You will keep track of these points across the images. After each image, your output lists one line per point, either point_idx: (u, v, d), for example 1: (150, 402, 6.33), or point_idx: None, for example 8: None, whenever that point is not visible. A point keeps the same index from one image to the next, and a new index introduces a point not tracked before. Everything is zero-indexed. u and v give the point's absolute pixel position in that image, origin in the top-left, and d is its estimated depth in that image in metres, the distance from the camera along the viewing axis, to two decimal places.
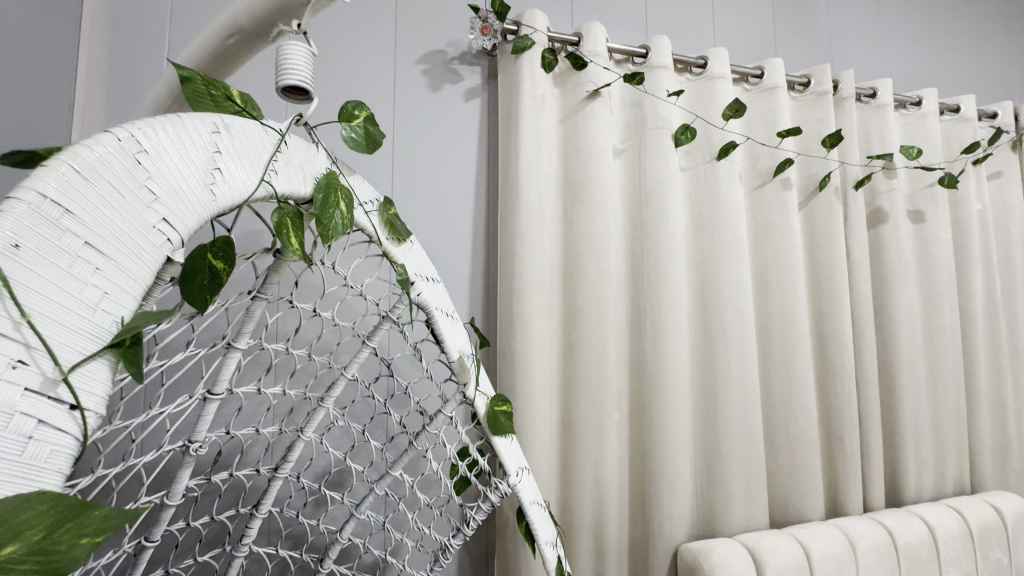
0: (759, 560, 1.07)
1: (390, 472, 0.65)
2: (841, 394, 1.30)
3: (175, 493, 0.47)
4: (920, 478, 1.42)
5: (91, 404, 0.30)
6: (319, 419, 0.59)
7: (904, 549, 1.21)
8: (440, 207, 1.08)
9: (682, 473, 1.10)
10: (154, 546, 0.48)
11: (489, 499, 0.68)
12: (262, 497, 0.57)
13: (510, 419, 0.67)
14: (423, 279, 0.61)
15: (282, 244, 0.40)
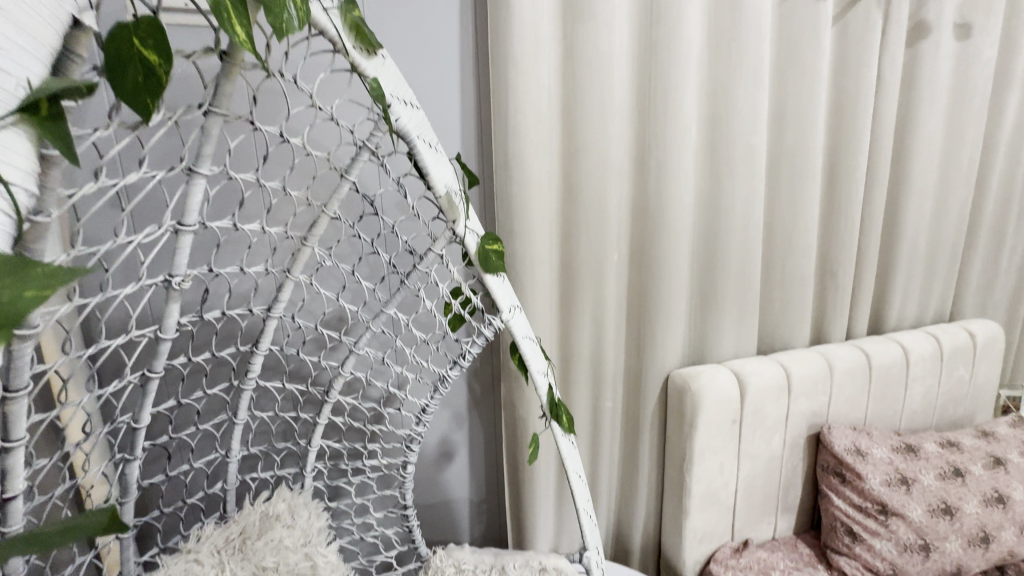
0: (743, 380, 1.17)
1: (383, 309, 0.67)
2: (843, 231, 1.29)
3: (167, 328, 0.48)
4: (904, 308, 1.48)
5: (11, 175, 0.33)
6: (304, 259, 0.58)
7: (878, 369, 1.32)
8: (420, 32, 0.94)
9: (677, 308, 1.14)
10: (160, 376, 0.51)
11: (483, 335, 0.70)
12: (260, 337, 0.61)
13: (500, 259, 0.66)
14: (400, 102, 0.54)
15: (226, 36, 0.33)
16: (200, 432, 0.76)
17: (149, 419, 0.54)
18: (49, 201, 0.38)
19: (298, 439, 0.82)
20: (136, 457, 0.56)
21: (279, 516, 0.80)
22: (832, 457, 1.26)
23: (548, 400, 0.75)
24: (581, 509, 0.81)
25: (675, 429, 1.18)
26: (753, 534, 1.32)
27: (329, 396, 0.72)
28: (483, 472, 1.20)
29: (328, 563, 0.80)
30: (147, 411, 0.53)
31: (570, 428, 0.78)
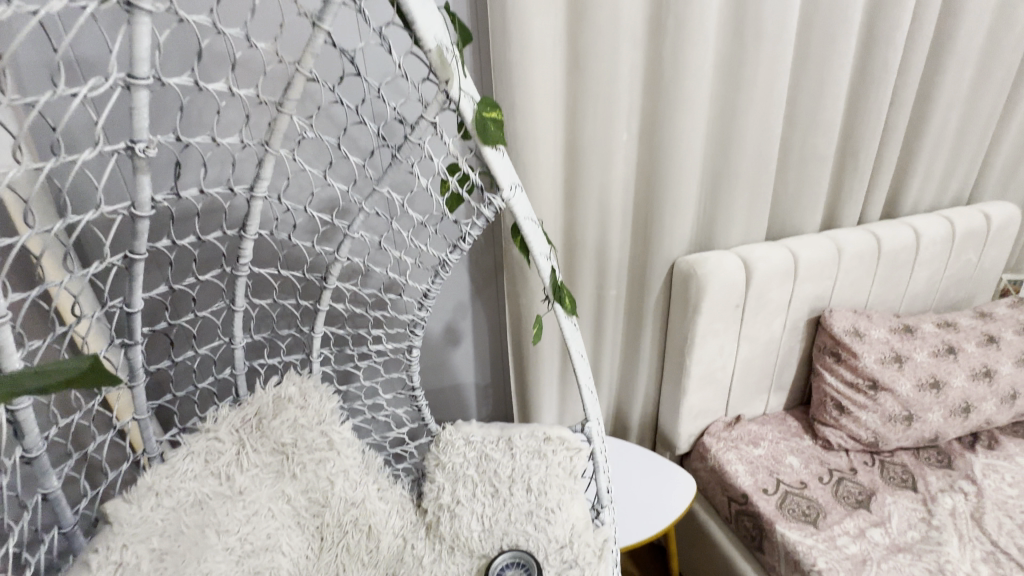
0: (750, 265, 1.15)
1: (375, 188, 0.62)
2: (872, 105, 1.19)
3: (142, 204, 0.46)
4: (922, 191, 1.42)
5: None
6: (282, 129, 0.52)
7: (887, 253, 1.29)
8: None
9: (687, 191, 1.08)
10: (144, 259, 0.50)
11: (483, 216, 0.66)
12: (248, 221, 0.59)
13: (499, 129, 0.59)
14: None
15: None
16: (200, 320, 0.77)
17: (142, 304, 0.54)
18: None
19: (301, 327, 0.83)
20: (137, 342, 0.59)
21: (292, 399, 0.83)
22: (829, 339, 1.28)
23: (551, 284, 0.72)
24: (583, 386, 0.83)
25: (678, 314, 1.19)
26: (745, 410, 1.40)
27: (327, 282, 0.71)
28: (488, 358, 1.24)
29: (343, 438, 0.86)
30: (138, 295, 0.54)
31: (573, 311, 0.77)
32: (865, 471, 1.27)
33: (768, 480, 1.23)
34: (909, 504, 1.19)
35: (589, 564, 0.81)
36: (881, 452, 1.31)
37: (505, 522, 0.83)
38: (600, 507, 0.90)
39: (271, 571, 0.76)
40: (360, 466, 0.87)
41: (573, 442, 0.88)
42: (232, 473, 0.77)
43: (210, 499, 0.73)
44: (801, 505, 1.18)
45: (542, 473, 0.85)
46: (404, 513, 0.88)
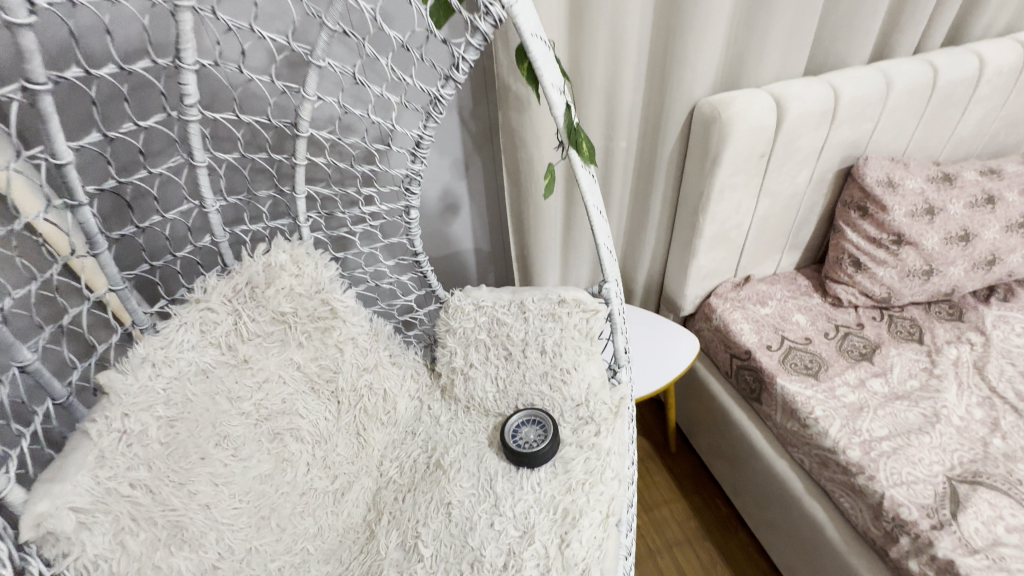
0: (783, 107, 1.00)
1: None
2: None
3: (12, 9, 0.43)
4: (997, 13, 1.20)
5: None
6: None
7: (942, 89, 1.13)
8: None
9: (720, 11, 0.90)
10: (46, 91, 0.48)
11: (480, 34, 0.54)
12: (182, 44, 0.52)
13: None
14: None
15: None
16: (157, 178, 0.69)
17: (68, 153, 0.51)
18: None
19: (282, 188, 0.76)
20: (82, 204, 0.54)
21: (285, 267, 0.75)
22: (859, 191, 1.18)
23: (566, 125, 0.61)
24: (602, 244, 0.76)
25: (694, 167, 1.08)
26: (756, 271, 1.36)
27: (299, 131, 0.63)
28: (488, 223, 1.17)
29: (347, 307, 0.80)
30: (61, 143, 0.50)
31: (592, 159, 0.67)
32: (872, 326, 1.26)
33: (773, 337, 1.23)
34: (912, 355, 1.20)
35: (606, 420, 0.78)
36: (891, 308, 1.29)
37: (519, 383, 0.82)
38: (617, 368, 0.86)
39: (292, 432, 0.76)
40: (368, 333, 0.83)
41: (589, 303, 0.80)
42: (234, 342, 0.73)
43: (214, 369, 0.71)
44: (804, 359, 1.19)
45: (556, 335, 0.81)
46: (418, 377, 0.88)
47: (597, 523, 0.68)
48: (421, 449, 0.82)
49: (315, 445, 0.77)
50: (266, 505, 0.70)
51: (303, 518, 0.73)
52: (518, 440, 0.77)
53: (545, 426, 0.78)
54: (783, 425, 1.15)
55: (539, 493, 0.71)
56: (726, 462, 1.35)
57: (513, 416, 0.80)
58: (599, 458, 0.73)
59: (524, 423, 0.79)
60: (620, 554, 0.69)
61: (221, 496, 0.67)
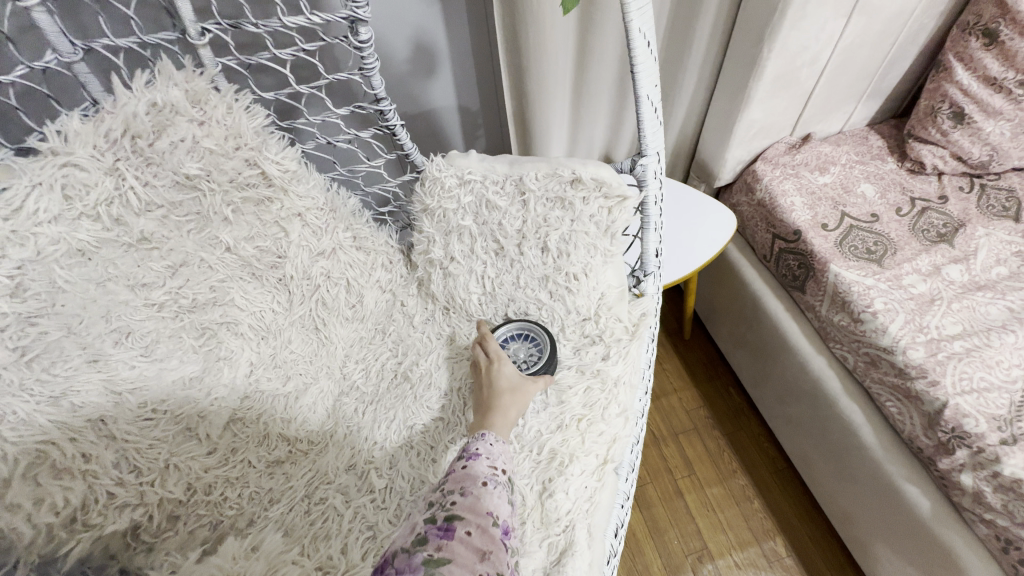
0: None
1: None
2: None
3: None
4: None
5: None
6: None
7: None
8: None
9: None
10: None
11: None
12: None
13: None
14: None
15: None
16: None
17: None
18: None
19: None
20: None
21: (180, 108, 0.48)
22: (994, 5, 0.85)
23: None
24: (644, 94, 0.54)
25: None
26: (817, 129, 1.08)
27: None
28: (477, 71, 0.90)
29: (286, 173, 0.55)
30: None
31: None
32: (957, 199, 1.01)
33: (830, 214, 1.00)
34: (1004, 237, 0.96)
35: (618, 342, 0.66)
36: (985, 175, 1.02)
37: (511, 288, 0.67)
38: (641, 276, 0.71)
39: (228, 326, 0.57)
40: (322, 207, 0.61)
41: (615, 189, 0.60)
42: (122, 216, 0.48)
43: (98, 248, 0.47)
44: (867, 241, 0.96)
45: (564, 229, 0.63)
46: (392, 266, 0.71)
47: (591, 470, 0.58)
48: (389, 351, 0.68)
49: (260, 342, 0.60)
50: (193, 415, 0.53)
51: (244, 427, 0.57)
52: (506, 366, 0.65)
53: (541, 346, 0.66)
54: (828, 317, 0.97)
55: (523, 428, 0.60)
56: (749, 353, 1.21)
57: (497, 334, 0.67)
58: (605, 390, 0.62)
59: (511, 343, 0.67)
60: (616, 504, 0.59)
61: (124, 408, 0.48)
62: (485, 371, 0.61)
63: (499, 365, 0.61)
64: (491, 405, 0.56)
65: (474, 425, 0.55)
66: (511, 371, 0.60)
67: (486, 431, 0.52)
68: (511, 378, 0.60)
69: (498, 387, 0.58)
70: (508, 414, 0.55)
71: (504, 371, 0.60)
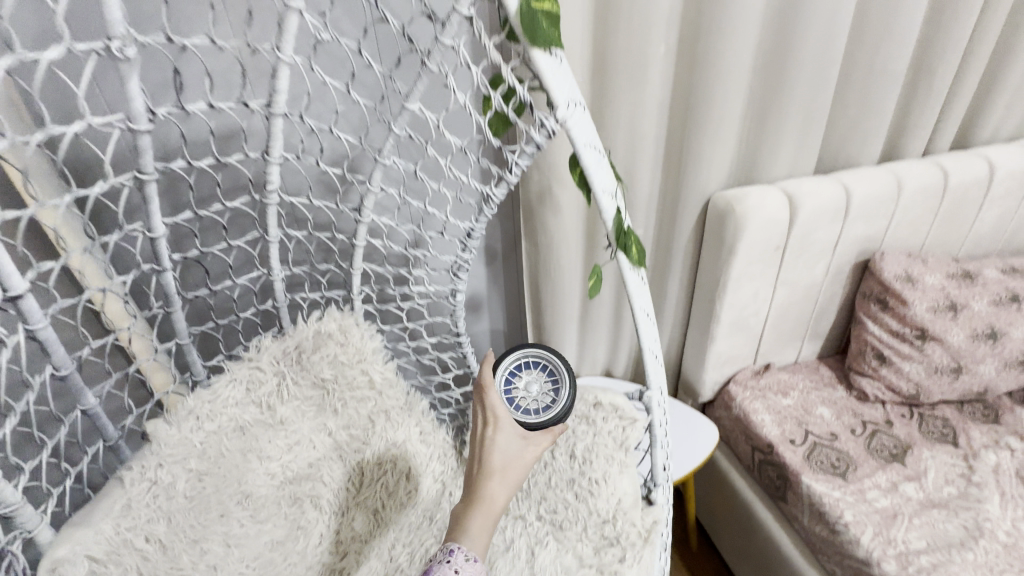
0: (796, 201, 1.04)
1: (405, 105, 0.56)
2: (958, 16, 0.99)
3: (140, 117, 0.47)
4: (1006, 117, 1.21)
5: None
6: (292, 29, 0.48)
7: (954, 189, 1.14)
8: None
9: (729, 119, 0.97)
10: (162, 237, 0.57)
11: (534, 140, 0.57)
12: (270, 143, 0.56)
13: (553, 25, 0.48)
14: None
15: None
16: (234, 247, 0.73)
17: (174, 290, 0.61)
18: None
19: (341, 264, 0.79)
20: (176, 308, 0.63)
21: (332, 335, 0.75)
22: (878, 285, 1.18)
23: (615, 229, 0.61)
24: (648, 352, 0.73)
25: (710, 253, 1.10)
26: (776, 359, 1.33)
27: (362, 215, 0.68)
28: (508, 306, 1.18)
29: (385, 379, 0.77)
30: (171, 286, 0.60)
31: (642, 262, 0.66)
32: (902, 424, 1.20)
33: (796, 431, 1.18)
34: (948, 459, 1.12)
35: (634, 546, 0.75)
36: (922, 405, 1.23)
37: (544, 487, 0.80)
38: (652, 486, 0.84)
39: (314, 500, 0.72)
40: (403, 405, 0.78)
41: (627, 411, 0.82)
42: (274, 403, 0.72)
43: (250, 427, 0.71)
44: (831, 457, 1.12)
45: (588, 440, 0.81)
46: (446, 457, 0.79)
47: None
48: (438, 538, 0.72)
49: (333, 519, 0.72)
50: None
51: None
52: (523, 404, 0.69)
53: (556, 376, 0.72)
54: (811, 529, 1.06)
55: None
56: (752, 567, 1.24)
57: (500, 368, 0.71)
58: None
59: (518, 375, 0.72)
60: None
61: (230, 559, 0.65)
62: (483, 438, 0.63)
63: (496, 437, 0.62)
64: (475, 497, 0.59)
65: (455, 517, 0.59)
66: (505, 445, 0.62)
67: (456, 550, 0.55)
68: (504, 454, 0.61)
69: (488, 470, 0.60)
70: (493, 508, 0.58)
71: (498, 448, 0.61)
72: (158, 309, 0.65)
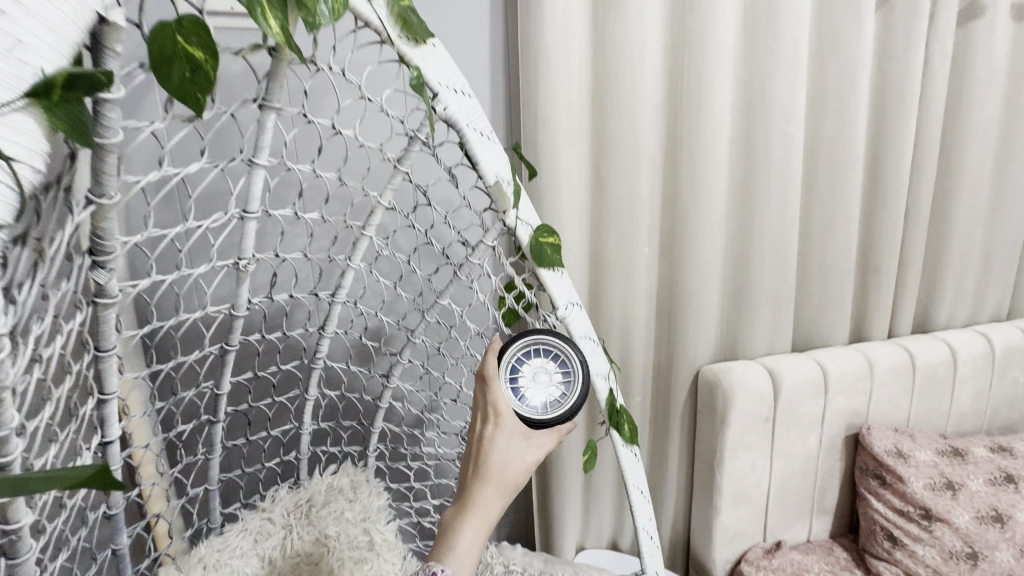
0: (778, 377, 1.14)
1: (438, 300, 0.70)
2: (887, 229, 1.21)
3: (240, 305, 0.56)
4: (956, 306, 1.37)
5: (21, 157, 0.28)
6: (363, 247, 0.62)
7: (922, 369, 1.25)
8: (466, 7, 0.95)
9: (708, 305, 1.12)
10: (225, 394, 0.63)
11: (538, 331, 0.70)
12: (328, 322, 0.66)
13: (556, 253, 0.63)
14: (450, 89, 0.52)
15: (198, 75, 0.34)
16: (277, 403, 0.83)
17: (219, 445, 0.67)
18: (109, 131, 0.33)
19: (364, 424, 0.87)
20: (215, 455, 0.67)
21: (343, 490, 0.79)
22: (872, 459, 1.21)
23: (608, 406, 0.70)
24: (639, 527, 0.77)
25: (705, 422, 1.16)
26: (788, 536, 1.28)
27: (390, 381, 0.77)
28: None
29: (385, 541, 0.78)
30: (217, 439, 0.66)
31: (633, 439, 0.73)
32: None
33: None
34: None
35: None
36: None
37: None
38: None
39: None
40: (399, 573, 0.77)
41: None
42: (275, 557, 0.74)
43: None
44: None
45: None
46: None
47: None
48: None
49: None
50: None
51: None
52: (530, 397, 0.63)
53: (568, 369, 0.64)
54: None
55: None
56: None
57: (506, 355, 0.63)
58: None
59: (527, 360, 0.64)
60: None
61: None
62: (484, 436, 0.60)
63: (496, 436, 0.59)
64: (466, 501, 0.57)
65: (445, 522, 0.57)
66: (505, 446, 0.59)
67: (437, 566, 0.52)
68: (501, 456, 0.58)
69: (483, 471, 0.58)
70: (484, 517, 0.57)
71: (498, 446, 0.59)
72: (197, 456, 0.68)
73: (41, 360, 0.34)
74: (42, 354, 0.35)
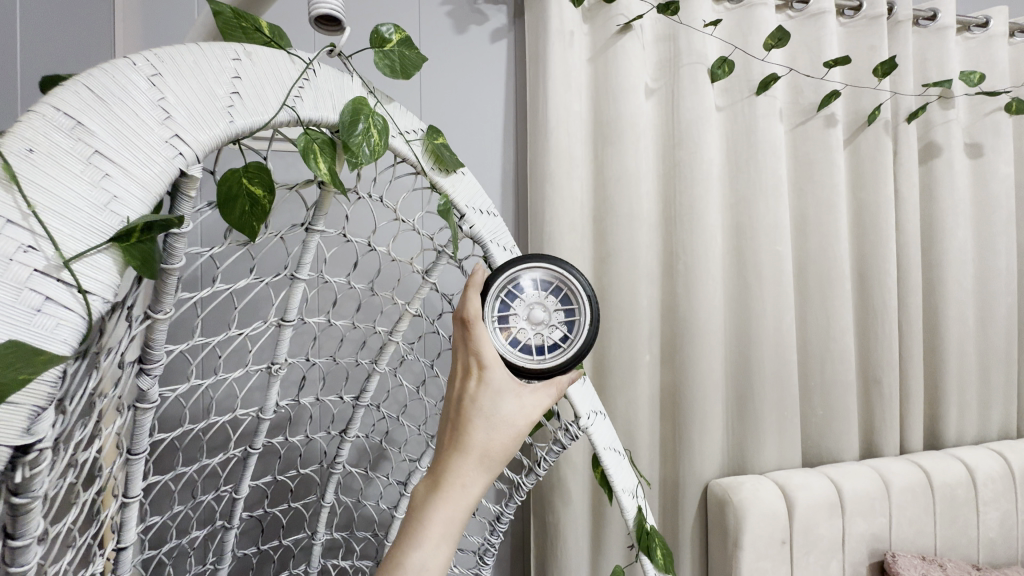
0: (791, 495, 1.09)
1: None
2: (884, 341, 1.23)
3: (267, 409, 0.57)
4: (964, 422, 1.35)
5: (96, 290, 0.29)
6: (390, 352, 0.65)
7: (941, 489, 1.19)
8: (482, 138, 1.08)
9: (713, 414, 1.11)
10: (243, 498, 0.61)
11: (561, 441, 0.66)
12: (350, 424, 0.67)
13: None
14: (477, 211, 0.58)
15: (254, 206, 0.39)
16: (290, 508, 0.82)
17: (229, 559, 0.63)
18: (176, 252, 0.36)
19: (375, 537, 0.82)
20: (224, 565, 0.62)
21: None
22: None
23: (637, 526, 0.66)
24: None
25: (718, 543, 1.09)
26: None
27: (406, 489, 0.74)
28: None
29: None
30: (228, 550, 0.62)
31: (666, 569, 0.67)
32: None
33: None
34: None
35: None
36: None
37: None
38: None
39: None
40: None
41: None
42: None
43: None
44: None
45: None
46: None
47: None
48: None
49: None
50: None
51: None
52: (525, 341, 0.54)
53: (572, 306, 0.54)
54: None
55: None
56: None
57: (493, 288, 0.53)
58: None
59: (519, 296, 0.54)
60: None
61: None
62: (470, 393, 0.48)
63: (485, 395, 0.47)
64: (442, 477, 0.45)
65: (413, 507, 0.45)
66: (494, 407, 0.47)
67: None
68: (485, 420, 0.47)
69: (466, 443, 0.46)
70: (460, 500, 0.44)
71: (485, 407, 0.47)
72: (207, 564, 0.64)
73: (77, 464, 0.35)
74: (80, 458, 0.36)
